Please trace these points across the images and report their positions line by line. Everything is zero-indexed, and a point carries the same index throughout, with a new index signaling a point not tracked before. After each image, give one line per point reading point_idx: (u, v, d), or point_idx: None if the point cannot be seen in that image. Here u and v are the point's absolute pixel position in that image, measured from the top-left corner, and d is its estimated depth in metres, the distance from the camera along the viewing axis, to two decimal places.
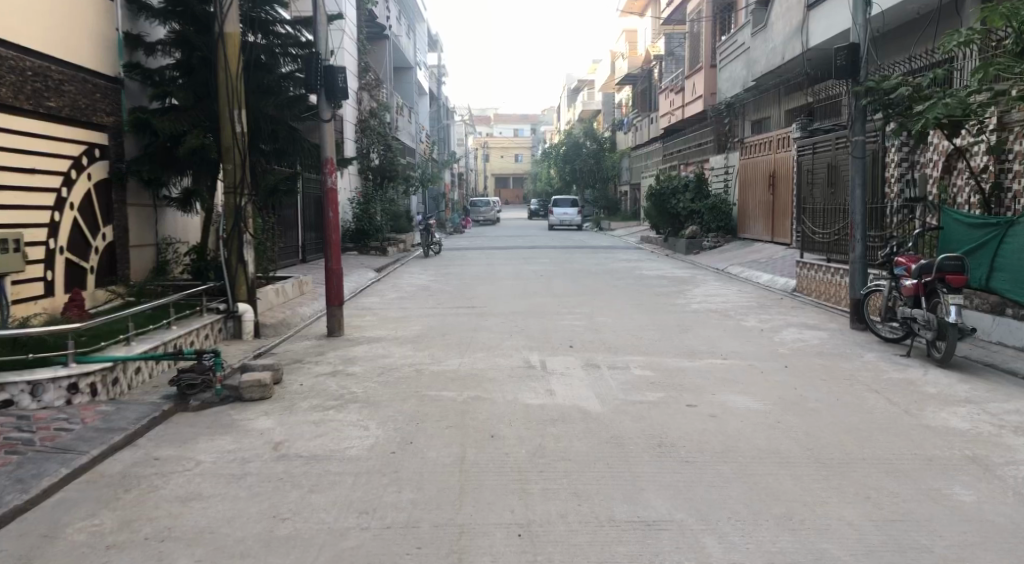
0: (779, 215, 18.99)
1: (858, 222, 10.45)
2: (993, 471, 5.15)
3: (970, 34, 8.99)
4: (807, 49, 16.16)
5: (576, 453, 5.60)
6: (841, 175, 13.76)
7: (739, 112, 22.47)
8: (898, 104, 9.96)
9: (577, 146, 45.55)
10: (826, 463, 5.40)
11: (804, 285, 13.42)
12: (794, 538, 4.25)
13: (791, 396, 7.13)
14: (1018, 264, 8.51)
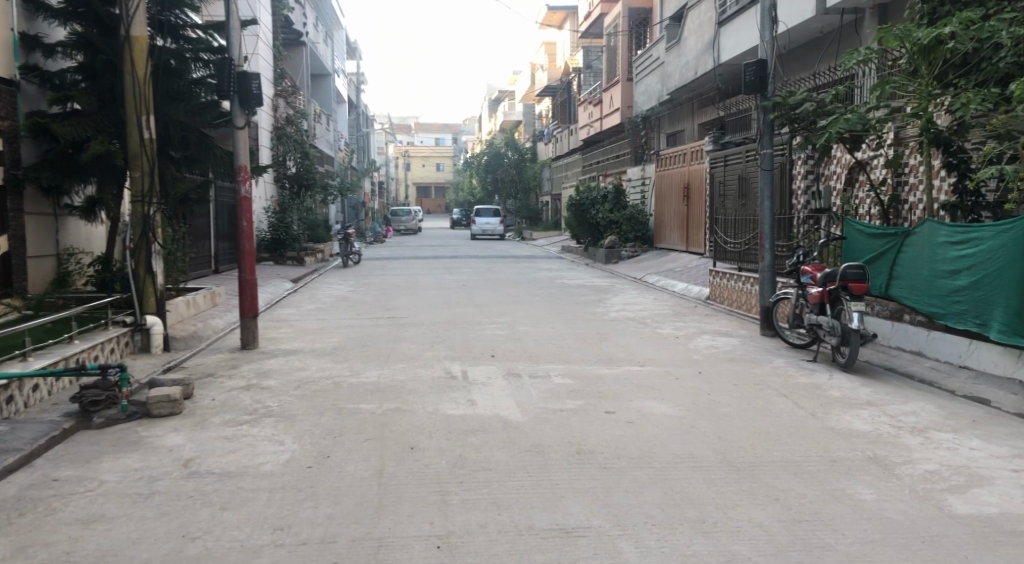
0: (694, 226, 19.47)
1: (768, 232, 10.80)
2: (893, 471, 5.40)
3: (868, 53, 9.45)
4: (718, 65, 16.70)
5: (496, 463, 5.61)
6: (752, 187, 14.23)
7: (655, 125, 23.32)
8: (803, 119, 10.37)
9: (497, 156, 45.21)
10: (738, 467, 5.56)
11: (717, 293, 13.81)
12: (707, 541, 4.36)
13: (704, 401, 7.32)
14: (914, 272, 8.95)
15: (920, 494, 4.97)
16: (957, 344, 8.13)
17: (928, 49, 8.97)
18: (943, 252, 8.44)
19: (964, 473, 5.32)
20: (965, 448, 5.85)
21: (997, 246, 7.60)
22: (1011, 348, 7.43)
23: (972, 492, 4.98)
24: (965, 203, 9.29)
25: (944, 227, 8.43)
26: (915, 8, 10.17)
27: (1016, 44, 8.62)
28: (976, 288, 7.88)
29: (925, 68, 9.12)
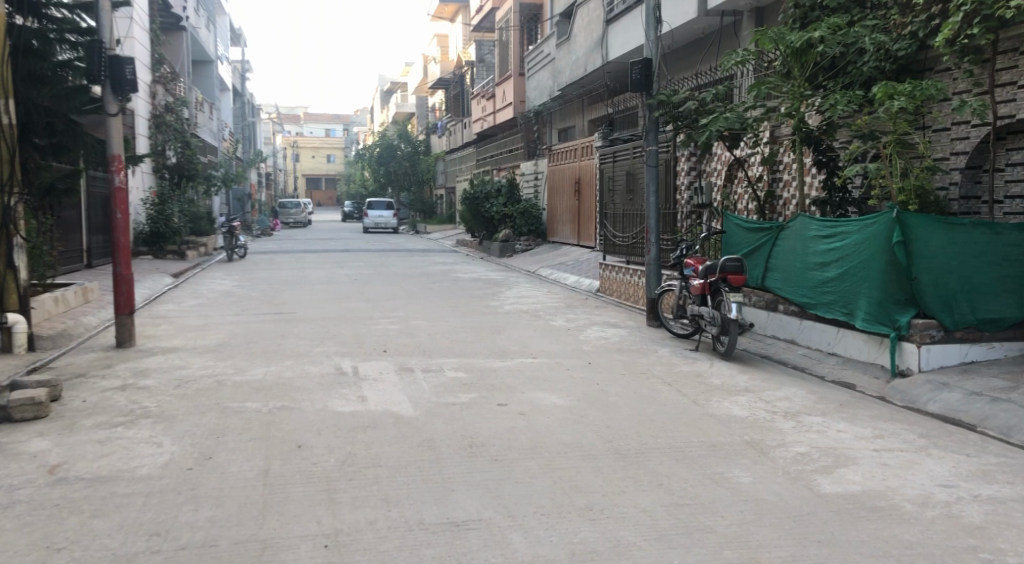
0: (585, 220, 19.82)
1: (653, 227, 11.13)
2: (768, 454, 5.67)
3: (745, 55, 9.87)
4: (606, 62, 17.06)
5: (387, 459, 5.55)
6: (639, 182, 14.59)
7: (546, 121, 23.69)
8: (685, 116, 10.80)
9: (391, 148, 44.39)
10: (624, 454, 5.71)
11: (607, 285, 14.14)
12: (594, 528, 4.45)
13: (593, 391, 7.48)
14: (788, 264, 9.42)
15: (792, 475, 5.24)
16: (827, 332, 8.68)
17: (800, 52, 9.46)
18: (814, 245, 8.88)
19: (832, 454, 5.65)
20: (833, 431, 6.21)
21: (862, 239, 8.03)
22: (875, 335, 7.90)
23: (839, 472, 5.28)
24: (833, 199, 9.80)
25: (814, 222, 8.88)
26: (788, 13, 10.71)
27: (877, 50, 9.29)
28: (844, 278, 8.32)
29: (797, 70, 9.55)
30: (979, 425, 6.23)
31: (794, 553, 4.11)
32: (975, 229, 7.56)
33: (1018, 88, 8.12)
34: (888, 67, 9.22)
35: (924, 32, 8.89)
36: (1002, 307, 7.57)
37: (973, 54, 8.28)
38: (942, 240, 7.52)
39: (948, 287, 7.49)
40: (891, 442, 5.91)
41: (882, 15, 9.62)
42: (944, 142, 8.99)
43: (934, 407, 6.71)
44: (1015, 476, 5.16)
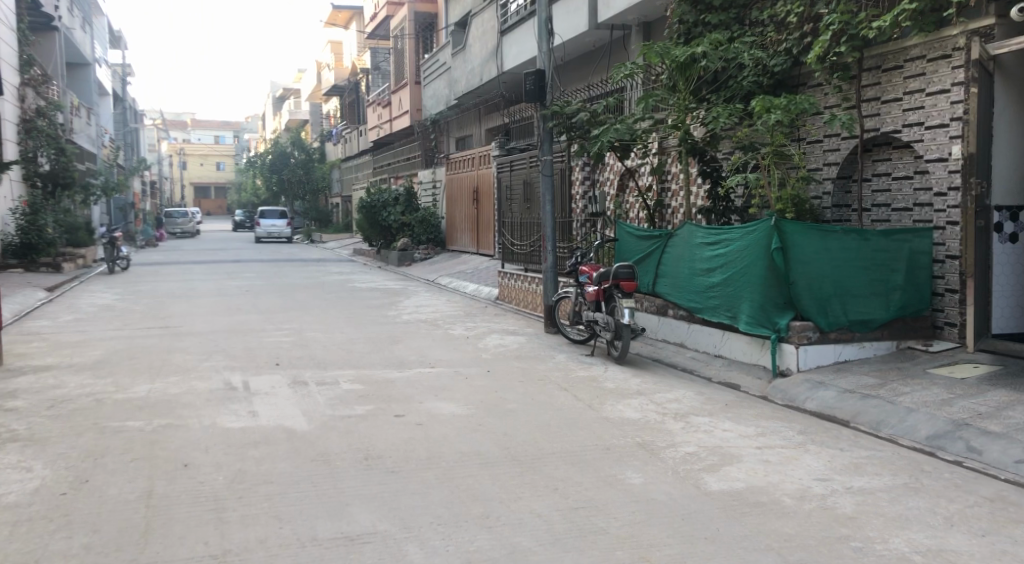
0: (483, 229, 19.91)
1: (549, 235, 11.26)
2: (659, 454, 5.84)
3: (633, 68, 10.16)
4: (502, 72, 17.23)
5: (279, 475, 5.41)
6: (535, 192, 14.74)
7: (443, 129, 23.71)
8: (578, 127, 10.98)
9: (283, 155, 43.38)
10: (521, 460, 5.76)
11: (505, 293, 14.25)
12: (490, 536, 4.47)
13: (491, 398, 7.51)
14: (676, 270, 9.74)
15: (681, 475, 5.42)
16: (713, 336, 9.02)
17: (684, 66, 9.83)
18: (700, 252, 9.21)
19: (718, 453, 5.87)
20: (720, 430, 6.45)
21: (744, 246, 8.39)
22: (757, 337, 8.26)
23: (725, 470, 5.49)
24: (718, 208, 10.32)
25: (700, 230, 9.18)
26: (673, 28, 11.13)
27: (755, 65, 9.78)
28: (729, 283, 8.65)
29: (681, 83, 9.98)
30: (853, 420, 6.60)
31: (682, 551, 4.24)
32: (846, 235, 8.00)
33: (881, 103, 8.63)
34: (766, 82, 9.73)
35: (797, 49, 9.40)
36: (871, 309, 8.01)
37: (841, 71, 8.78)
38: (817, 247, 7.95)
39: (823, 290, 7.93)
40: (773, 440, 6.18)
41: (759, 32, 10.08)
42: (818, 153, 9.50)
43: (812, 405, 7.07)
44: (883, 467, 5.49)
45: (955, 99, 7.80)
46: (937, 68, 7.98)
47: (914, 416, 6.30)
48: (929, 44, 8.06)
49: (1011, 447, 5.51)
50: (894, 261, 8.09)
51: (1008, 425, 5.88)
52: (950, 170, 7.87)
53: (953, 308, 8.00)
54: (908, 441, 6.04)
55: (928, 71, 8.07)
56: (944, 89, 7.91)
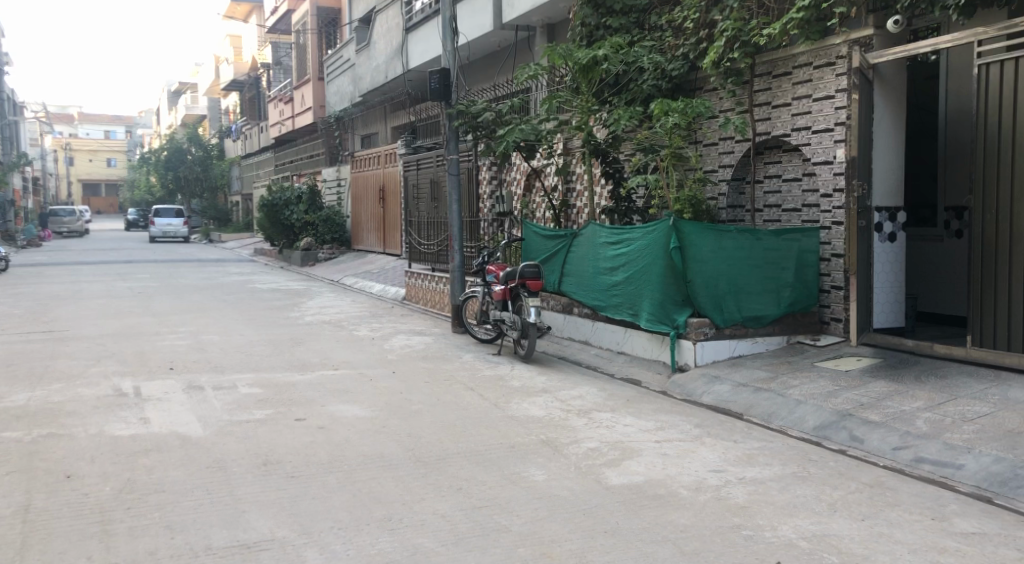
0: (390, 228, 19.69)
1: (455, 234, 11.24)
2: (562, 451, 5.91)
3: (537, 69, 10.23)
4: (406, 70, 17.11)
5: (172, 483, 5.20)
6: (442, 191, 14.67)
7: (348, 127, 23.35)
8: (484, 127, 10.96)
9: (179, 151, 41.80)
10: (425, 461, 5.72)
11: (412, 293, 14.15)
12: (392, 538, 4.42)
13: (395, 400, 7.43)
14: (580, 269, 9.88)
15: (583, 470, 5.49)
16: (615, 333, 9.22)
17: (587, 69, 9.99)
18: (603, 251, 9.36)
19: (619, 447, 5.98)
20: (621, 425, 6.58)
21: (645, 245, 8.58)
22: (658, 334, 8.48)
23: (625, 464, 5.61)
24: (620, 208, 10.49)
25: (604, 229, 9.32)
26: (576, 31, 11.31)
27: (654, 69, 10.06)
28: (630, 282, 8.83)
29: (584, 86, 10.13)
30: (746, 413, 6.85)
31: (583, 546, 4.30)
32: (740, 235, 8.29)
33: (772, 108, 9.00)
34: (664, 85, 10.00)
35: (693, 54, 9.66)
36: (764, 305, 8.32)
37: (735, 76, 9.17)
38: (713, 246, 8.21)
39: (719, 288, 8.20)
40: (671, 433, 6.35)
41: (658, 36, 10.34)
42: (714, 155, 9.83)
43: (708, 399, 7.30)
44: (774, 457, 5.72)
45: (839, 105, 8.20)
46: (823, 75, 8.37)
47: (802, 407, 6.59)
48: (815, 52, 8.43)
49: (889, 435, 5.83)
50: (785, 259, 8.41)
51: (886, 414, 6.22)
52: (835, 173, 8.27)
53: (838, 305, 8.39)
54: (796, 432, 6.31)
55: (815, 77, 8.46)
56: (829, 95, 8.30)
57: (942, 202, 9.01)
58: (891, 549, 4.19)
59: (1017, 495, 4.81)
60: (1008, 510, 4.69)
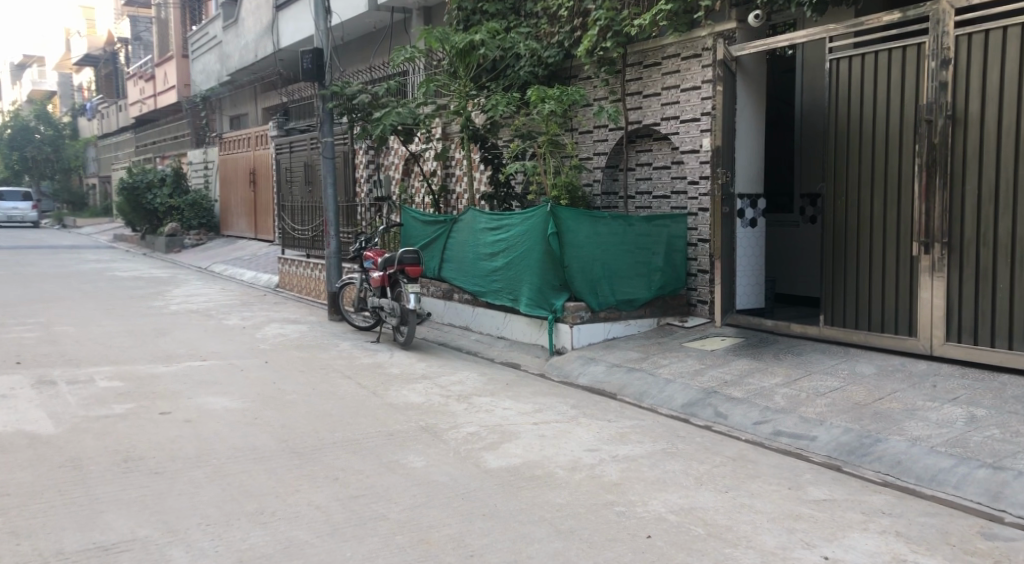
0: (261, 212, 19.06)
1: (331, 219, 10.97)
2: (441, 437, 5.90)
3: (413, 51, 10.11)
4: (277, 49, 16.53)
5: (19, 486, 4.84)
6: (316, 174, 14.41)
7: (216, 107, 22.50)
8: (359, 110, 10.73)
9: (26, 129, 38.45)
10: (300, 452, 5.57)
11: (286, 280, 13.73)
12: (263, 532, 4.28)
13: (268, 390, 7.20)
14: (460, 255, 9.88)
15: (462, 455, 5.50)
16: (496, 317, 9.30)
17: (463, 53, 9.97)
18: (482, 237, 9.39)
19: (498, 431, 6.02)
20: (500, 409, 6.63)
21: (523, 231, 8.66)
22: (536, 318, 8.62)
23: (503, 447, 5.66)
24: (499, 194, 10.60)
25: (483, 215, 9.34)
26: (452, 15, 11.25)
27: (530, 56, 10.15)
28: (510, 267, 8.90)
29: (462, 70, 10.12)
30: (620, 393, 7.06)
31: (461, 530, 4.31)
32: (614, 221, 8.48)
33: (643, 98, 9.26)
34: (540, 72, 10.12)
35: (568, 42, 9.82)
36: (636, 288, 8.58)
37: (607, 65, 9.42)
38: (588, 232, 8.37)
39: (594, 273, 8.39)
40: (547, 415, 6.45)
41: (534, 23, 10.46)
42: (589, 143, 10.06)
43: (584, 380, 7.48)
44: (645, 435, 5.92)
45: (705, 96, 8.53)
46: (690, 66, 8.69)
47: (671, 386, 6.86)
48: (683, 44, 8.75)
49: (751, 410, 6.15)
50: (655, 245, 8.66)
51: (748, 391, 6.56)
52: (701, 162, 8.61)
53: (704, 287, 8.73)
54: (666, 410, 6.55)
55: (682, 68, 8.77)
56: (696, 86, 8.62)
57: (798, 189, 9.54)
58: (752, 518, 4.42)
59: (863, 462, 5.18)
60: (854, 477, 5.05)
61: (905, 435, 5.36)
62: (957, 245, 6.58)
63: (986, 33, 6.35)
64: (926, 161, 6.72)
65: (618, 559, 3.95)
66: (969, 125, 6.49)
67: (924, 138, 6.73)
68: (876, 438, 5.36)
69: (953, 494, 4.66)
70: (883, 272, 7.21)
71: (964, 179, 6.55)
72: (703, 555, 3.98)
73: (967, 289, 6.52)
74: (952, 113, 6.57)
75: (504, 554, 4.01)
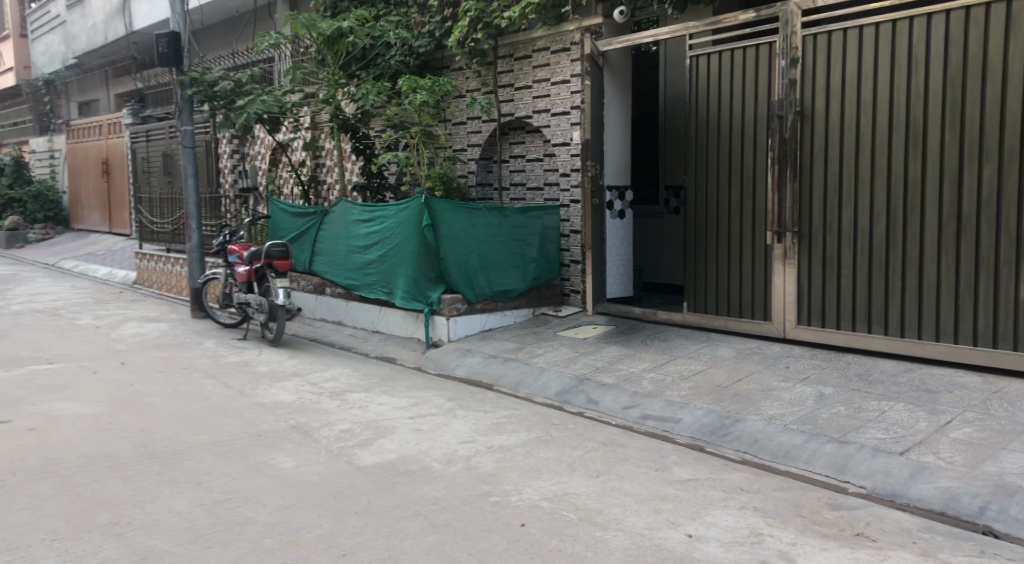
0: (114, 204, 18.01)
1: (193, 211, 10.45)
2: (312, 435, 5.74)
3: (278, 37, 9.75)
4: (130, 32, 15.58)
5: None
6: (175, 164, 13.73)
7: (61, 91, 21.03)
8: (221, 97, 10.29)
9: None
10: (160, 457, 5.28)
11: (144, 276, 13.00)
12: (117, 544, 4.02)
13: (124, 393, 6.79)
14: (331, 248, 9.64)
15: (334, 453, 5.37)
16: (370, 311, 9.15)
17: (331, 41, 9.73)
18: (354, 229, 9.19)
19: (371, 427, 5.93)
20: (374, 404, 6.53)
21: (397, 223, 8.53)
22: (412, 311, 8.54)
23: (377, 443, 5.57)
24: (372, 184, 10.43)
25: (355, 207, 9.15)
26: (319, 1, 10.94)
27: (401, 45, 10.02)
28: (384, 260, 8.76)
29: (330, 58, 9.87)
30: (495, 383, 7.10)
31: (332, 530, 4.20)
32: (488, 213, 8.47)
33: (514, 90, 9.34)
34: (411, 62, 10.00)
35: (439, 32, 9.78)
36: (511, 280, 8.65)
37: (479, 56, 9.44)
38: (463, 224, 8.33)
39: (470, 265, 8.38)
40: (423, 409, 6.40)
41: (403, 12, 10.33)
42: (462, 134, 10.06)
43: (461, 372, 7.49)
44: (520, 425, 5.97)
45: (574, 90, 8.69)
46: (560, 60, 8.83)
47: (545, 375, 6.96)
48: (552, 37, 8.88)
49: (620, 396, 6.32)
50: (530, 236, 8.74)
51: (618, 377, 6.74)
52: (572, 154, 8.77)
53: (576, 277, 8.88)
54: (540, 398, 6.65)
55: (552, 62, 8.90)
56: (565, 80, 8.77)
57: (663, 181, 9.89)
58: (620, 501, 4.54)
59: (723, 442, 5.42)
60: (716, 456, 5.28)
61: (761, 414, 5.65)
62: (807, 233, 7.00)
63: (829, 35, 6.76)
64: (778, 154, 7.12)
65: (491, 549, 3.96)
66: (815, 121, 6.91)
67: (776, 132, 7.13)
68: (735, 419, 5.63)
69: (804, 468, 4.96)
70: (739, 261, 7.57)
71: (811, 170, 6.97)
72: (574, 540, 4.04)
73: (815, 275, 6.95)
74: (800, 110, 6.98)
75: (377, 552, 3.94)
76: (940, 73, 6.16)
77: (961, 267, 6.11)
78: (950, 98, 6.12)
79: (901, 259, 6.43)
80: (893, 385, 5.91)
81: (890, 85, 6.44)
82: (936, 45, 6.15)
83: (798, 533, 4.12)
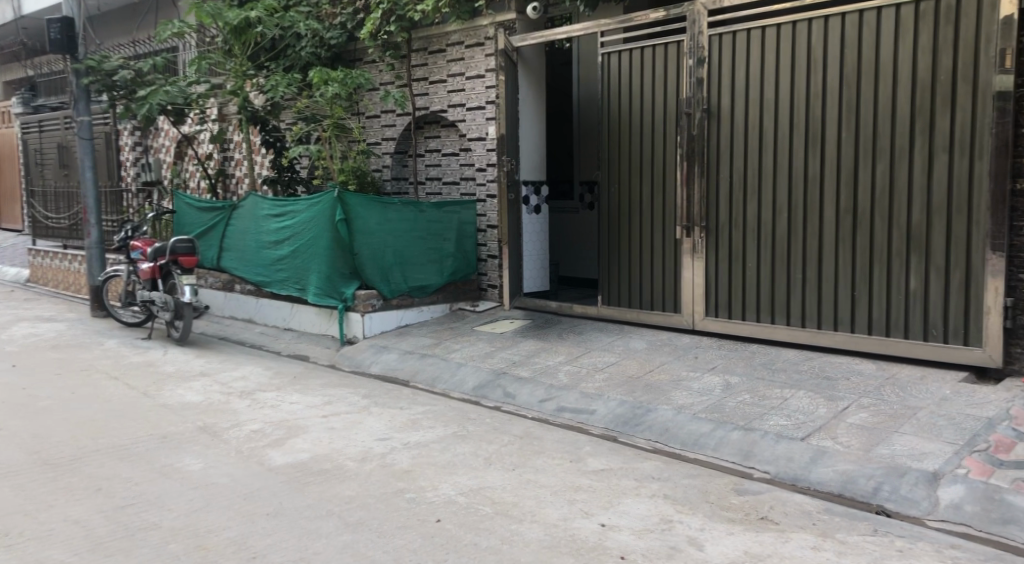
0: (5, 198, 17.04)
1: (91, 205, 9.98)
2: (221, 436, 5.57)
3: (182, 26, 9.41)
4: (19, 16, 14.74)
5: None
6: (72, 156, 13.09)
7: None
8: (121, 86, 9.96)
9: None
10: (55, 463, 5.04)
11: (39, 273, 12.36)
12: (7, 557, 3.81)
13: (17, 397, 6.45)
14: (240, 243, 9.37)
15: (244, 454, 5.24)
16: (282, 308, 8.94)
17: (238, 30, 9.45)
18: (265, 224, 8.96)
19: (284, 426, 5.81)
20: (286, 403, 6.39)
21: (308, 218, 8.34)
22: (325, 307, 8.39)
23: (289, 442, 5.46)
24: (283, 178, 10.19)
25: (265, 201, 8.91)
26: None
27: (312, 37, 9.78)
28: (296, 255, 8.56)
29: (237, 48, 9.58)
30: (411, 380, 7.05)
31: (241, 532, 4.09)
32: (403, 207, 8.40)
33: (429, 84, 9.29)
34: (323, 54, 9.79)
35: (350, 24, 9.63)
36: (427, 275, 8.60)
37: (392, 49, 9.34)
38: (378, 218, 8.23)
39: (385, 260, 8.29)
40: (337, 407, 6.30)
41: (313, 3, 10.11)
42: (376, 128, 9.93)
43: (376, 368, 7.41)
44: (436, 420, 5.95)
45: (489, 84, 8.70)
46: (474, 54, 8.82)
47: (462, 370, 6.95)
48: (466, 32, 8.86)
49: (536, 389, 6.37)
50: (445, 231, 8.70)
51: (534, 370, 6.80)
52: (487, 149, 8.79)
53: (493, 272, 8.90)
54: (457, 393, 6.64)
55: (467, 56, 8.88)
56: (479, 75, 8.77)
57: (577, 176, 10.00)
58: (535, 493, 4.58)
59: (635, 432, 5.53)
60: (628, 446, 5.39)
61: (671, 404, 5.79)
62: (713, 228, 7.21)
63: (735, 35, 6.97)
64: (686, 150, 7.30)
65: (405, 546, 3.93)
66: (721, 118, 7.11)
67: (684, 129, 7.30)
68: (647, 409, 5.75)
69: (712, 456, 5.12)
70: (650, 255, 7.73)
71: (718, 166, 7.17)
72: (489, 533, 4.06)
73: (722, 268, 7.17)
74: (707, 107, 7.17)
75: (288, 553, 3.86)
76: (837, 74, 6.43)
77: (857, 260, 6.39)
78: (846, 98, 6.40)
79: (802, 252, 6.69)
80: (795, 373, 6.15)
81: (791, 84, 6.68)
82: (834, 46, 6.42)
83: (705, 518, 4.24)
